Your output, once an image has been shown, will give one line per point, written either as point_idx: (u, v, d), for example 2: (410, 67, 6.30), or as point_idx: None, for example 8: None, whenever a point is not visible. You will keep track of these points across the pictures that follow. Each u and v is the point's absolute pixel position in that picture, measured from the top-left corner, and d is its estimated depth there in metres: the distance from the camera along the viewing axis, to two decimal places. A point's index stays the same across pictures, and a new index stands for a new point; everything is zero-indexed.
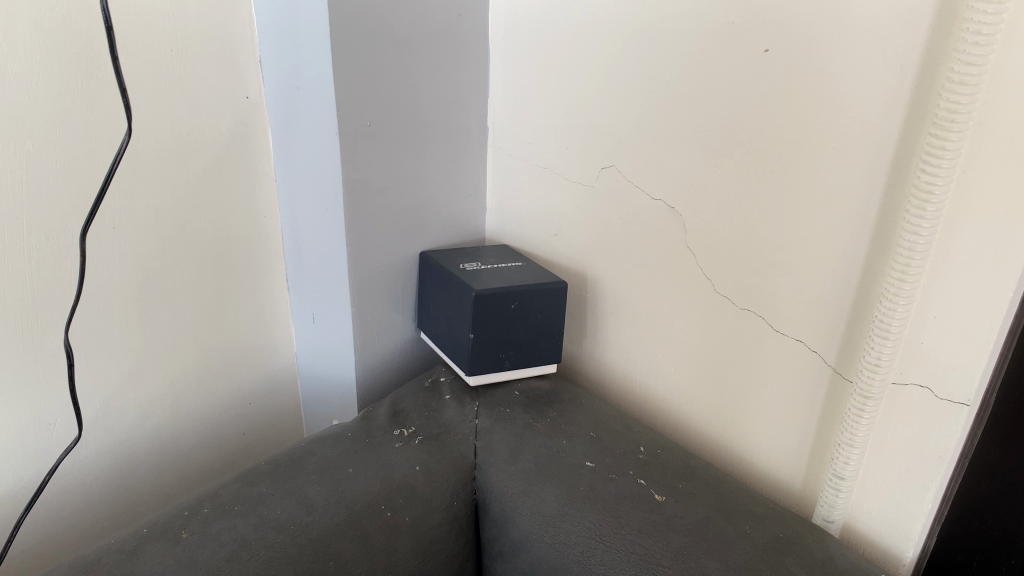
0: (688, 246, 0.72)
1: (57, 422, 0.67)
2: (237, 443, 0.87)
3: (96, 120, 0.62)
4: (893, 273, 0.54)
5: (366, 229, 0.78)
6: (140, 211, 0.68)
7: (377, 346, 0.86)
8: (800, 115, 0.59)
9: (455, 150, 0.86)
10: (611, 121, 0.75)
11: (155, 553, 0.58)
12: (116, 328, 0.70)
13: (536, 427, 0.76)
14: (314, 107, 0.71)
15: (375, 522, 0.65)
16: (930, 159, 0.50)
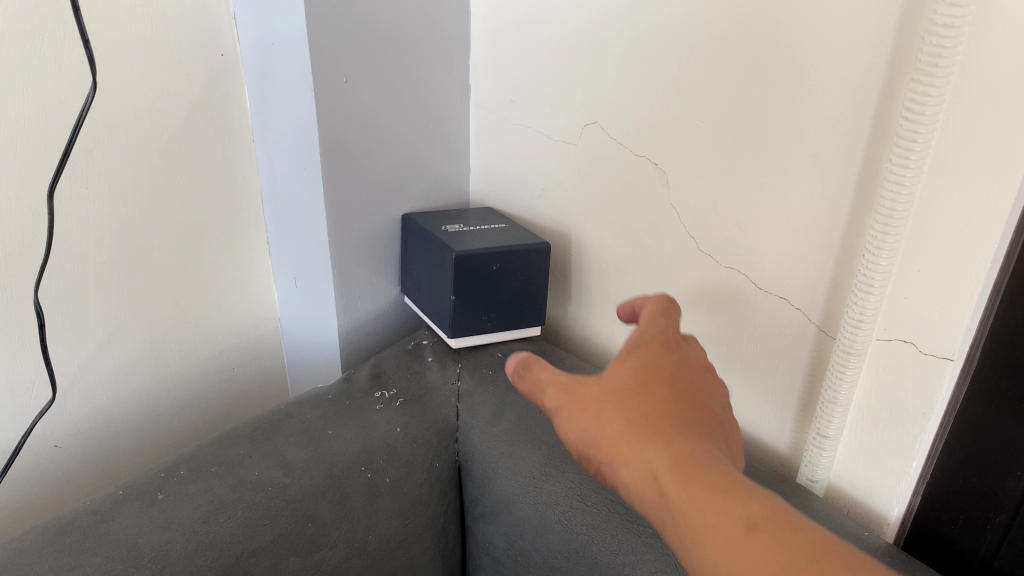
0: (671, 203, 0.71)
1: (36, 385, 0.67)
2: (219, 406, 0.87)
3: (61, 77, 0.61)
4: (875, 226, 0.53)
5: (345, 190, 0.76)
6: (113, 171, 0.67)
7: (359, 309, 0.85)
8: (781, 65, 0.58)
9: (437, 109, 0.85)
10: (594, 78, 0.73)
11: (131, 513, 0.57)
12: (92, 290, 0.69)
13: (518, 389, 0.76)
14: (290, 64, 0.69)
15: (354, 483, 0.64)
16: (914, 105, 0.48)
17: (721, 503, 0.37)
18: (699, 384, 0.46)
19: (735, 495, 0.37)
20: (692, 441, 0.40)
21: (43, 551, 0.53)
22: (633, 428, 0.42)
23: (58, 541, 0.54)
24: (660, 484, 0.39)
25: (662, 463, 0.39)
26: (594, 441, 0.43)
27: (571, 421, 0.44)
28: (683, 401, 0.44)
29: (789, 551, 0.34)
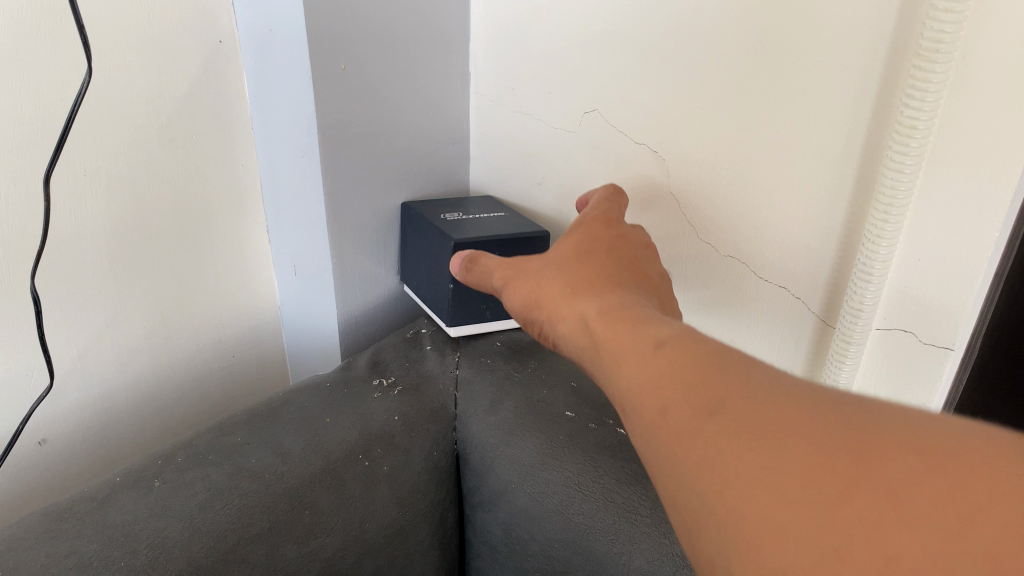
0: (671, 191, 0.70)
1: (34, 372, 0.67)
2: (218, 393, 0.87)
3: (56, 63, 0.61)
4: (875, 214, 0.53)
5: (344, 178, 0.76)
6: (110, 158, 0.67)
7: (358, 297, 0.85)
8: (780, 51, 0.57)
9: (437, 96, 0.85)
10: (593, 65, 0.73)
11: (127, 500, 0.57)
12: (90, 277, 0.69)
13: (517, 377, 0.75)
14: (288, 50, 0.69)
15: (352, 471, 0.64)
16: (914, 92, 0.48)
17: (622, 327, 0.44)
18: (634, 253, 0.59)
19: (639, 319, 0.44)
20: (603, 275, 0.54)
21: (39, 536, 0.53)
22: (564, 287, 0.54)
23: (54, 527, 0.54)
24: (587, 325, 0.48)
25: (586, 306, 0.50)
26: (534, 303, 0.55)
27: (517, 292, 0.58)
28: (607, 258, 0.56)
29: (679, 352, 0.37)
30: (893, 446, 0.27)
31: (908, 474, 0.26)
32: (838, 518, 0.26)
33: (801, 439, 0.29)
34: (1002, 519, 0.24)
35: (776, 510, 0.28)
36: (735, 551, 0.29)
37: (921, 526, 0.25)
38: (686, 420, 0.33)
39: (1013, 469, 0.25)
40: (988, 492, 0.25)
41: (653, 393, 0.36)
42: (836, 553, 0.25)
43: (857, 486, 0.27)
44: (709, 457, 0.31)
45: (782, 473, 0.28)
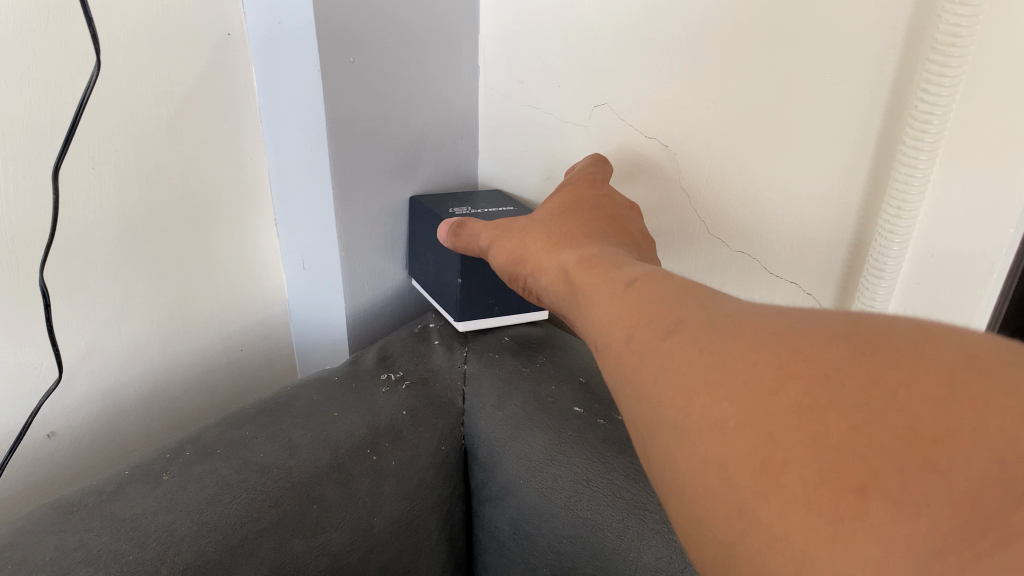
0: (681, 185, 0.70)
1: (42, 365, 0.67)
2: (226, 387, 0.87)
3: (64, 56, 0.60)
4: (888, 209, 0.53)
5: (353, 172, 0.76)
6: (118, 151, 0.67)
7: (366, 291, 0.85)
8: (791, 45, 0.57)
9: (446, 89, 0.84)
10: (602, 58, 0.72)
11: (136, 493, 0.57)
12: (99, 270, 0.69)
13: (526, 372, 0.75)
14: (296, 43, 0.69)
15: (360, 466, 0.64)
16: (929, 86, 0.47)
17: (595, 270, 0.47)
18: (616, 212, 0.62)
19: (611, 263, 0.47)
20: (584, 230, 0.57)
21: (48, 529, 0.53)
22: (547, 243, 0.57)
23: (63, 520, 0.54)
24: (563, 272, 0.52)
25: (565, 256, 0.53)
26: (517, 256, 0.60)
27: (504, 251, 0.62)
28: (589, 217, 0.60)
29: (638, 286, 0.40)
30: (829, 337, 0.27)
31: (839, 358, 0.26)
32: (772, 405, 0.26)
33: (743, 343, 0.30)
34: (923, 389, 0.23)
35: (717, 407, 0.28)
36: (682, 450, 0.29)
37: (847, 404, 0.24)
38: (645, 341, 0.34)
39: (942, 345, 0.25)
40: (915, 367, 0.24)
41: (616, 321, 0.38)
42: (770, 438, 0.26)
43: (790, 375, 0.27)
44: (661, 370, 0.32)
45: (723, 374, 0.29)
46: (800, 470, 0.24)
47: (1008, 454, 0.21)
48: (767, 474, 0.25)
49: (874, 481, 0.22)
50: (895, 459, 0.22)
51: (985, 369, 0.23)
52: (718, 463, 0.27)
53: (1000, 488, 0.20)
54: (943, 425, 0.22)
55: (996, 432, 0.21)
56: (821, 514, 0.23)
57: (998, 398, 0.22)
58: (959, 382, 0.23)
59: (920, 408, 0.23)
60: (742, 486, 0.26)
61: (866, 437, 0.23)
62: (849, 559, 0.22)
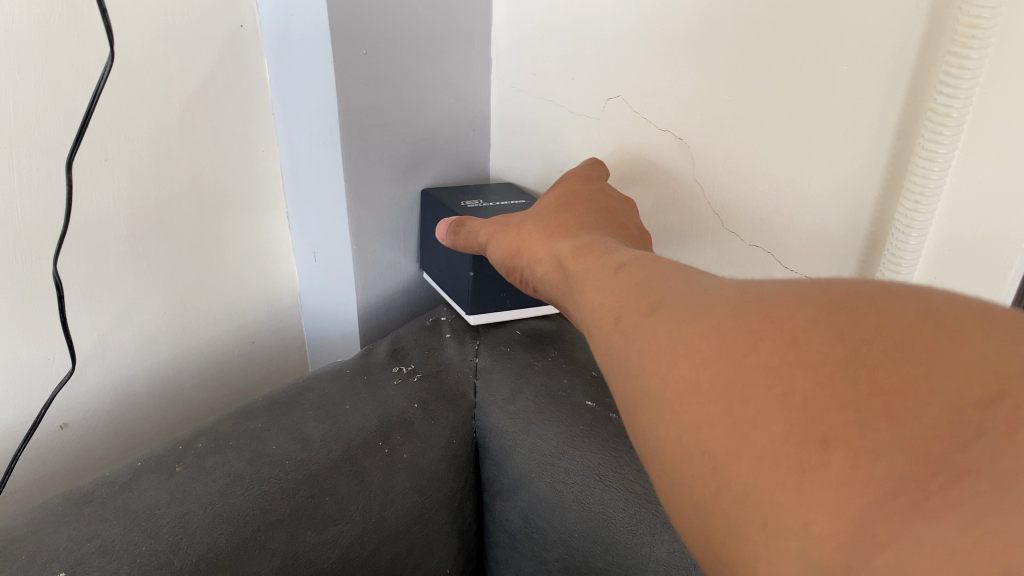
0: (695, 179, 0.69)
1: (55, 356, 0.67)
2: (237, 379, 0.87)
3: (78, 47, 0.60)
4: (905, 203, 0.52)
5: (365, 164, 0.76)
6: (131, 142, 0.67)
7: (378, 285, 0.85)
8: (807, 37, 0.56)
9: (458, 82, 0.84)
10: (617, 50, 0.71)
11: (149, 485, 0.57)
12: (112, 262, 0.69)
13: (538, 366, 0.75)
14: (309, 35, 0.68)
15: (371, 458, 0.64)
16: (949, 79, 0.47)
17: (587, 256, 0.47)
18: (612, 205, 0.62)
19: (601, 250, 0.47)
20: (575, 224, 0.57)
21: (61, 520, 0.53)
22: (542, 234, 0.58)
23: (76, 511, 0.54)
24: (556, 262, 0.52)
25: (560, 246, 0.53)
26: (514, 249, 0.60)
27: (500, 243, 0.63)
28: (582, 211, 0.60)
29: (622, 275, 0.40)
30: (794, 298, 0.28)
31: (804, 317, 0.26)
32: (740, 367, 0.27)
33: (716, 313, 0.30)
34: (882, 341, 0.24)
35: (690, 373, 0.28)
36: (660, 418, 0.29)
37: (811, 360, 0.25)
38: (631, 321, 0.35)
39: (901, 298, 0.25)
40: (874, 321, 0.24)
41: (606, 305, 0.39)
42: (740, 398, 0.26)
43: (758, 337, 0.27)
44: (644, 346, 0.32)
45: (698, 342, 0.29)
46: (768, 427, 0.24)
47: (958, 398, 0.21)
48: (736, 432, 0.25)
49: (836, 433, 0.23)
50: (854, 408, 0.23)
51: (941, 319, 0.23)
52: (691, 426, 0.27)
53: (951, 431, 0.21)
54: (899, 374, 0.23)
55: (948, 379, 0.22)
56: (787, 466, 0.23)
57: (950, 346, 0.22)
58: (916, 335, 0.23)
59: (878, 358, 0.23)
60: (713, 445, 0.26)
61: (828, 390, 0.23)
62: (816, 509, 0.22)
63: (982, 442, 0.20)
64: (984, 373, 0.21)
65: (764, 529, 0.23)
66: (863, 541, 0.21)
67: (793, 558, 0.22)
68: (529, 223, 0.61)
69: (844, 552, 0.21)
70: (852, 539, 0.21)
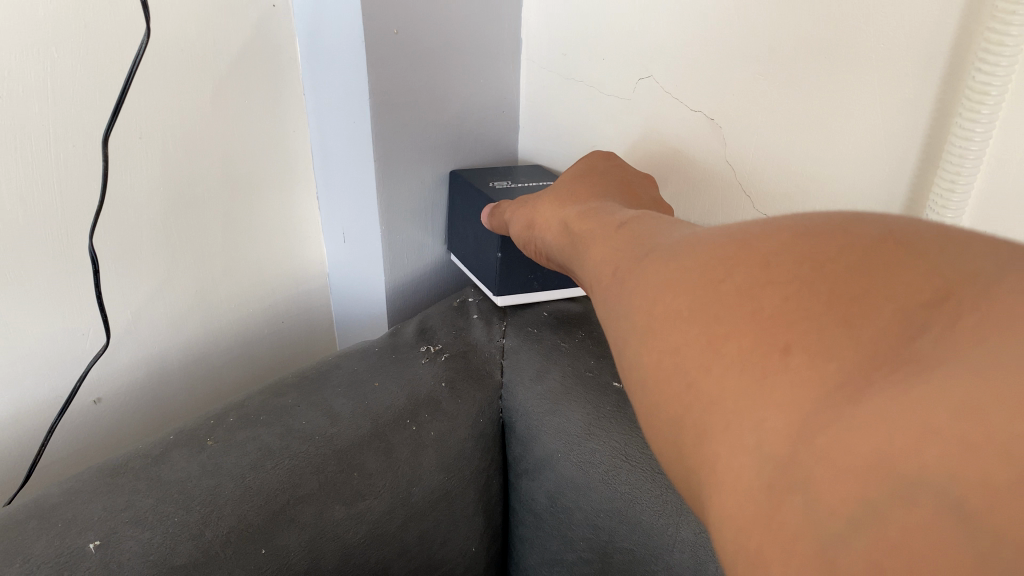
0: (728, 161, 0.69)
1: (90, 332, 0.69)
2: (266, 358, 0.89)
3: (114, 26, 0.61)
4: (940, 184, 0.52)
5: (395, 144, 0.76)
6: (165, 120, 0.68)
7: (405, 265, 0.85)
8: (842, 15, 0.56)
9: (487, 63, 0.84)
10: (649, 29, 0.71)
11: (181, 458, 0.58)
12: (147, 239, 0.70)
13: (565, 347, 0.74)
14: (340, 15, 0.68)
15: (399, 435, 0.65)
16: (987, 58, 0.47)
17: (592, 219, 0.47)
18: (628, 178, 0.63)
19: (605, 211, 0.48)
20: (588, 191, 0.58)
21: (96, 490, 0.54)
22: (558, 201, 0.58)
23: (110, 482, 0.55)
24: (565, 228, 0.52)
25: (568, 211, 0.53)
26: (528, 221, 0.61)
27: (519, 218, 0.63)
28: (598, 182, 0.60)
29: (622, 230, 0.41)
30: (770, 228, 0.28)
31: (777, 244, 0.26)
32: (717, 293, 0.27)
33: (701, 250, 0.30)
34: (847, 260, 0.24)
35: (673, 304, 0.29)
36: (646, 347, 0.29)
37: (780, 280, 0.25)
38: (628, 269, 0.35)
39: (871, 222, 0.25)
40: (842, 242, 0.24)
41: (609, 258, 0.39)
42: (715, 318, 0.26)
43: (736, 263, 0.27)
44: (637, 287, 0.32)
45: (683, 276, 0.29)
46: (739, 341, 0.24)
47: (909, 302, 0.21)
48: (709, 347, 0.26)
49: (797, 339, 0.23)
50: (814, 317, 0.23)
51: (902, 239, 0.23)
52: (672, 349, 0.27)
53: (896, 328, 0.21)
54: (858, 283, 0.23)
55: (901, 285, 0.22)
56: (751, 371, 0.23)
57: (909, 259, 0.22)
58: (879, 253, 0.23)
59: (841, 274, 0.23)
60: (689, 362, 0.26)
61: (794, 304, 0.24)
62: (771, 409, 0.22)
63: (924, 337, 0.20)
64: (934, 278, 0.21)
65: (726, 431, 0.24)
66: (809, 428, 0.21)
67: (749, 452, 0.23)
68: (548, 193, 0.62)
69: (794, 440, 0.21)
70: (799, 429, 0.21)
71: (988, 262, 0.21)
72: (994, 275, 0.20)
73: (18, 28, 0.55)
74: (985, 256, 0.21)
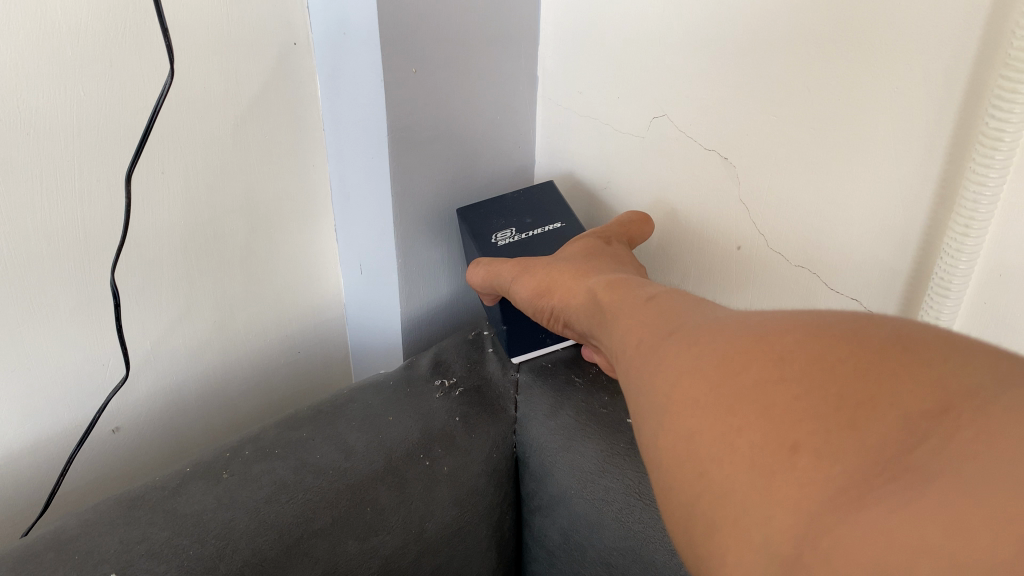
0: (740, 198, 0.69)
1: (110, 362, 0.70)
2: (282, 388, 0.90)
3: (139, 65, 0.62)
4: (954, 230, 0.53)
5: (412, 180, 0.77)
6: (187, 156, 0.69)
7: (420, 298, 0.86)
8: (858, 59, 0.56)
9: (505, 99, 0.85)
10: (665, 67, 0.71)
11: (196, 491, 0.58)
12: (167, 273, 0.72)
13: (579, 382, 0.74)
14: (360, 54, 0.69)
15: (413, 470, 0.65)
16: (1002, 103, 0.47)
17: (616, 289, 0.49)
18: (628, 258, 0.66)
19: (634, 282, 0.49)
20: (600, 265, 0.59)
21: (113, 522, 0.55)
22: (575, 273, 0.58)
23: (128, 514, 0.56)
24: (591, 295, 0.53)
25: (594, 280, 0.54)
26: (543, 289, 0.61)
27: (527, 284, 0.63)
28: (610, 259, 0.62)
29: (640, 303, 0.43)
30: (786, 324, 0.31)
31: (793, 340, 0.29)
32: (735, 384, 0.30)
33: (720, 338, 0.33)
34: (854, 362, 0.27)
35: (689, 388, 0.31)
36: (661, 429, 0.32)
37: (793, 379, 0.28)
38: (649, 340, 0.38)
39: (880, 326, 0.28)
40: (852, 345, 0.28)
41: (628, 328, 0.41)
42: (731, 411, 0.29)
43: (751, 358, 0.30)
44: (656, 365, 0.35)
45: (699, 363, 0.32)
46: (751, 435, 0.28)
47: (914, 412, 0.25)
48: (721, 436, 0.29)
49: (806, 441, 0.26)
50: (822, 420, 0.26)
51: (908, 344, 0.27)
52: (687, 435, 0.30)
53: (898, 437, 0.24)
54: (866, 390, 0.26)
55: (905, 394, 0.25)
56: (762, 466, 0.27)
57: (913, 368, 0.26)
58: (885, 359, 0.27)
59: (849, 376, 0.27)
60: (702, 447, 0.29)
61: (804, 402, 0.27)
62: (779, 503, 0.26)
63: (924, 449, 0.24)
64: (936, 390, 0.25)
65: (737, 522, 0.27)
66: (811, 532, 0.24)
67: (756, 546, 0.26)
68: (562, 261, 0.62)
69: (799, 538, 0.25)
70: (802, 529, 0.25)
71: (984, 381, 0.25)
72: (986, 396, 0.24)
73: (44, 65, 0.57)
74: (983, 372, 0.25)
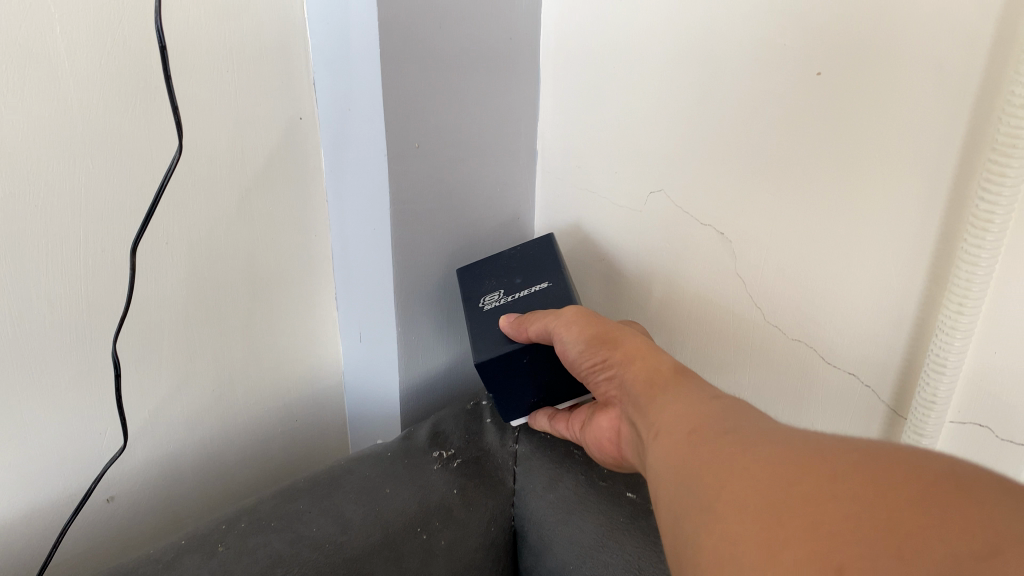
0: (737, 272, 0.70)
1: (107, 431, 0.70)
2: (278, 457, 0.89)
3: (149, 139, 0.64)
4: (948, 309, 0.53)
5: (413, 250, 0.78)
6: (192, 227, 0.70)
7: (419, 367, 0.86)
8: (850, 141, 0.58)
9: (505, 172, 0.86)
10: (660, 143, 0.73)
11: (190, 565, 0.58)
12: (168, 342, 0.72)
13: (577, 454, 0.73)
14: (365, 129, 0.71)
15: (409, 544, 0.65)
16: (991, 187, 0.48)
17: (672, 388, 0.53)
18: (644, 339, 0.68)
19: (687, 385, 0.53)
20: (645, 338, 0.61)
21: None
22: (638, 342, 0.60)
23: None
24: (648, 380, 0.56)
25: (666, 363, 0.57)
26: (607, 339, 0.61)
27: (586, 324, 0.62)
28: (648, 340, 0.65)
29: (698, 408, 0.48)
30: (840, 451, 0.35)
31: (847, 465, 0.34)
32: (788, 499, 0.34)
33: (777, 455, 0.37)
34: (907, 495, 0.31)
35: (743, 499, 0.35)
36: (705, 532, 0.36)
37: (845, 501, 0.32)
38: (705, 449, 0.42)
39: (930, 463, 0.32)
40: (905, 478, 0.32)
41: (683, 430, 0.46)
42: (780, 525, 0.32)
43: (806, 478, 0.34)
44: (710, 472, 0.39)
45: (753, 477, 0.36)
46: (796, 550, 0.31)
47: (964, 554, 0.27)
48: (767, 556, 0.31)
49: (850, 561, 0.29)
50: (868, 544, 0.29)
51: (957, 485, 0.31)
52: (732, 542, 0.34)
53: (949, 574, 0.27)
54: (915, 522, 0.29)
55: (954, 536, 0.28)
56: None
57: (963, 509, 0.29)
58: (936, 496, 0.30)
59: (900, 508, 0.30)
60: (746, 561, 0.32)
61: (857, 529, 0.30)
62: None
63: None
64: (985, 537, 0.28)
65: None
66: None
67: None
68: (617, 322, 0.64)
69: None
70: None
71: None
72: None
73: (56, 139, 0.58)
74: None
